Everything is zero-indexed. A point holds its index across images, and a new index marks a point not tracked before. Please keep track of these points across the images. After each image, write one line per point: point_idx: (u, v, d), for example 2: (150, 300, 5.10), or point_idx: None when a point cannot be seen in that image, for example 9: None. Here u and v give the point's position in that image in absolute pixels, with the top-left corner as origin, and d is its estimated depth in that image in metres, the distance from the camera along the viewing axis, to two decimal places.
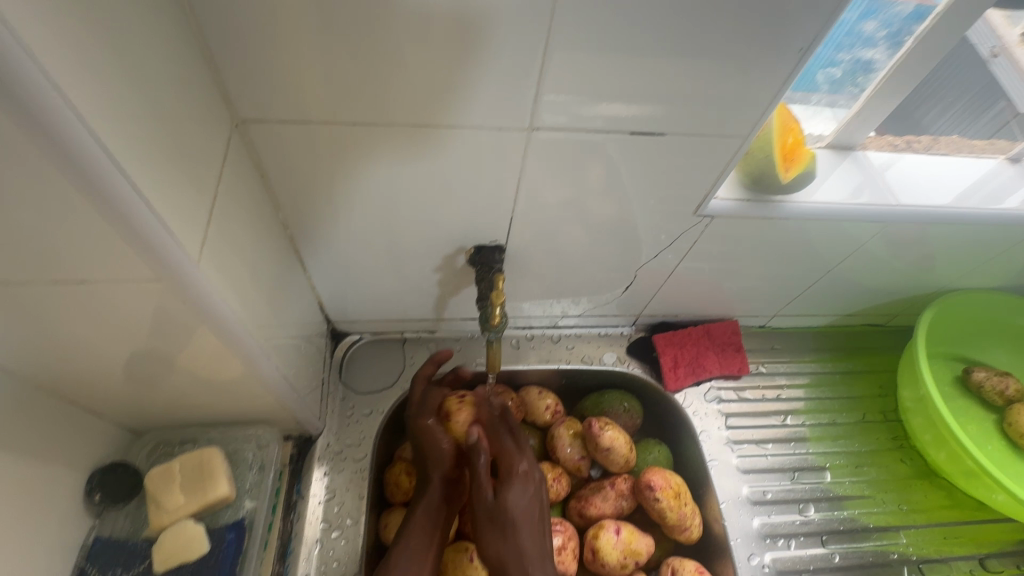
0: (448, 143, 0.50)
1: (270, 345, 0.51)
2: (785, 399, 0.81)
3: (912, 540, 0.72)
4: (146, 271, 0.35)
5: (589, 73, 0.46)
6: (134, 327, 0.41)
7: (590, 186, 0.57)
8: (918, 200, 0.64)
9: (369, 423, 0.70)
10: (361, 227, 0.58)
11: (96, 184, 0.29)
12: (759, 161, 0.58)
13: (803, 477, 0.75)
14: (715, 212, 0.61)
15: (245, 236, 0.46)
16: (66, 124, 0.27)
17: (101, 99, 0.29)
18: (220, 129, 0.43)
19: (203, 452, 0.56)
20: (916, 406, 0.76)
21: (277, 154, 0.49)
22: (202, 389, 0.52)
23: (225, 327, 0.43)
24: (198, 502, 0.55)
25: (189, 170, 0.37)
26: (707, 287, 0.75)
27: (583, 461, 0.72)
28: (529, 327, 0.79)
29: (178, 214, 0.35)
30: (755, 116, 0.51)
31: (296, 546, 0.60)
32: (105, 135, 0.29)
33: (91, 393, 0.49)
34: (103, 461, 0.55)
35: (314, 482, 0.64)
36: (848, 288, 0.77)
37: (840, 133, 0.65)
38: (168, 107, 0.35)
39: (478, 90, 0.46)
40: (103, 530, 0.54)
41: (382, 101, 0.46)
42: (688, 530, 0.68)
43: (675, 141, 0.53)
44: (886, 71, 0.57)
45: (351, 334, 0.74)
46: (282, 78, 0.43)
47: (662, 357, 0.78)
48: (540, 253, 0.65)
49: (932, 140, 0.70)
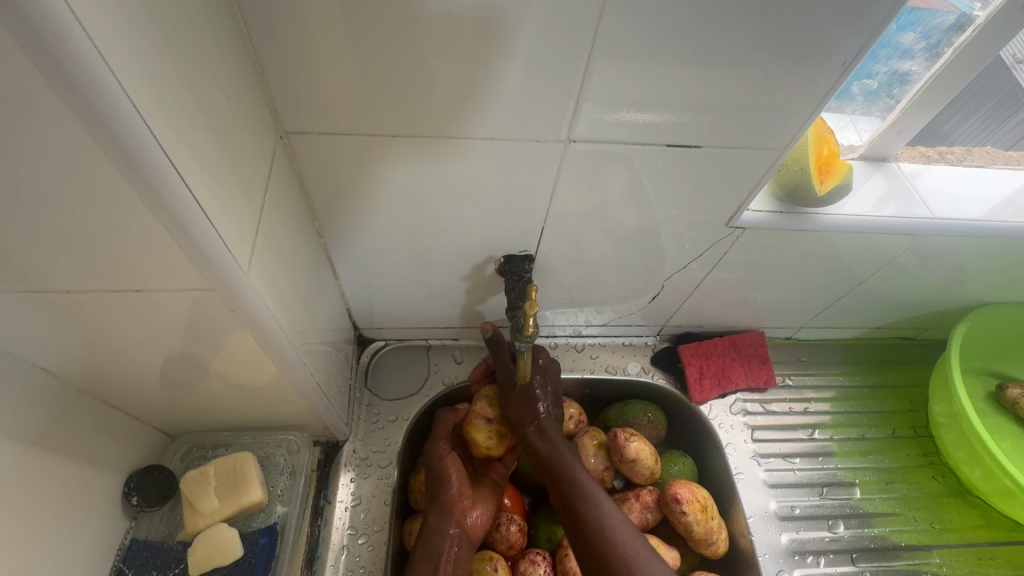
0: (484, 153, 0.51)
1: (304, 352, 0.52)
2: (812, 412, 0.79)
3: (945, 560, 0.71)
4: (198, 279, 0.36)
5: (628, 85, 0.46)
6: (180, 333, 0.42)
7: (621, 196, 0.57)
8: (953, 212, 0.63)
9: (394, 430, 0.70)
10: (393, 235, 0.59)
11: (161, 195, 0.30)
12: (793, 173, 0.57)
13: (832, 493, 0.73)
14: (747, 224, 0.61)
15: (285, 245, 0.47)
16: (139, 137, 0.28)
17: (169, 113, 0.30)
18: (265, 140, 0.44)
19: (236, 457, 0.57)
20: (949, 422, 0.74)
21: (316, 165, 0.50)
22: (239, 394, 0.53)
23: (265, 335, 0.44)
24: (232, 506, 0.56)
25: (239, 181, 0.38)
26: (734, 298, 0.74)
27: (607, 471, 0.71)
28: (552, 336, 0.79)
29: (231, 224, 0.36)
30: (793, 129, 0.51)
31: (323, 551, 0.61)
32: (172, 147, 0.30)
33: (133, 396, 0.50)
34: (140, 463, 0.56)
35: (341, 487, 0.65)
36: (878, 301, 0.76)
37: (873, 145, 0.64)
38: (223, 119, 0.36)
39: (517, 102, 0.47)
40: (139, 532, 0.55)
41: (424, 112, 0.46)
42: (714, 545, 0.67)
43: (709, 152, 0.53)
44: (924, 83, 0.56)
45: (377, 341, 0.75)
46: (326, 91, 0.44)
47: (687, 368, 0.77)
48: (568, 262, 0.65)
49: (965, 151, 0.69)
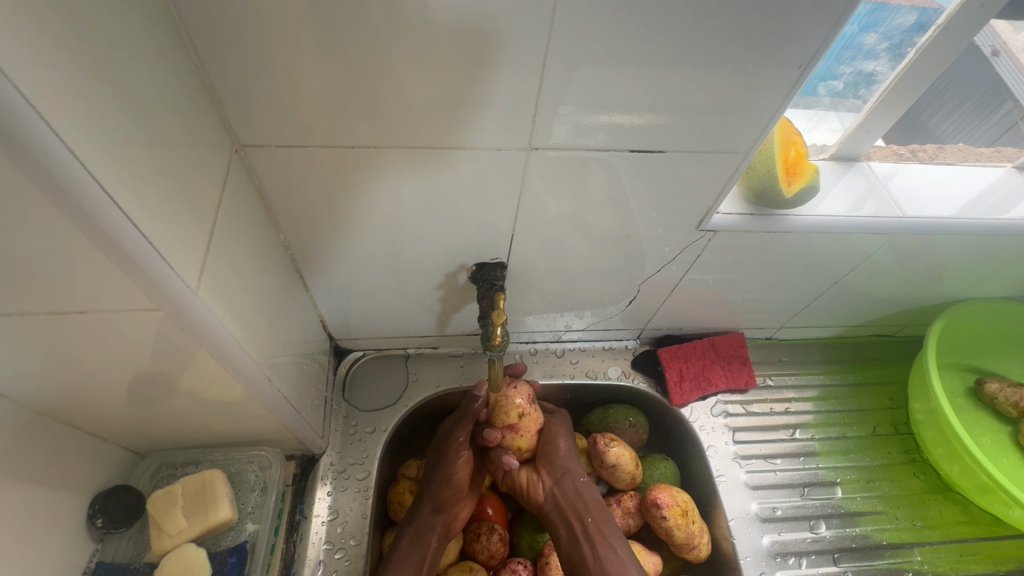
0: (447, 161, 0.50)
1: (271, 367, 0.51)
2: (793, 412, 0.79)
3: (927, 557, 0.71)
4: (144, 300, 0.35)
5: (587, 89, 0.46)
6: (135, 352, 0.41)
7: (592, 201, 0.57)
8: (923, 210, 0.64)
9: (372, 442, 0.69)
10: (362, 246, 0.58)
11: (93, 217, 0.29)
12: (761, 175, 0.57)
13: (812, 493, 0.73)
14: (717, 227, 0.61)
15: (245, 259, 0.46)
16: (61, 160, 0.27)
17: (97, 134, 0.29)
18: (219, 153, 0.43)
19: (204, 475, 0.56)
20: (927, 419, 0.75)
21: (278, 177, 0.49)
22: (205, 411, 0.52)
23: (224, 352, 0.43)
24: (200, 525, 0.55)
25: (185, 198, 0.37)
26: (712, 300, 0.74)
27: (589, 477, 0.71)
28: (532, 342, 0.79)
29: (175, 242, 0.36)
30: (756, 132, 0.51)
31: (299, 567, 0.60)
32: (101, 171, 0.29)
33: (93, 417, 0.49)
34: (107, 484, 0.55)
35: (318, 502, 0.64)
36: (855, 299, 0.76)
37: (844, 144, 0.64)
38: (164, 135, 0.35)
39: (477, 107, 0.46)
40: (105, 554, 0.54)
41: (381, 123, 0.46)
42: (696, 549, 0.66)
43: (675, 157, 0.53)
44: (890, 82, 0.56)
45: (354, 351, 0.74)
46: (280, 102, 0.43)
47: (668, 372, 0.77)
48: (542, 268, 0.65)
49: (937, 149, 0.69)
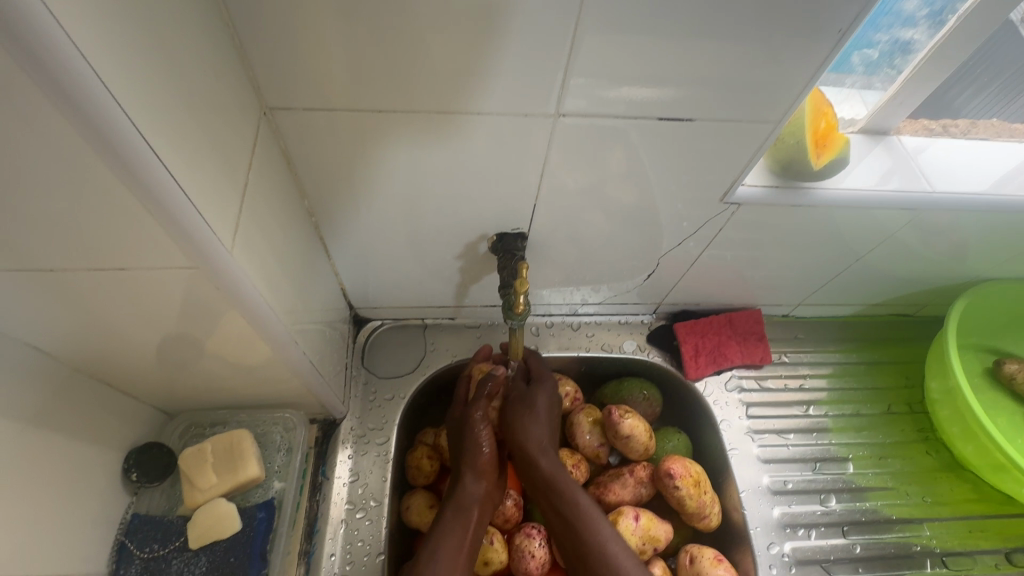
0: (472, 129, 0.50)
1: (297, 331, 0.52)
2: (808, 389, 0.80)
3: (935, 532, 0.71)
4: (182, 257, 0.36)
5: (617, 56, 0.45)
6: (168, 312, 0.42)
7: (611, 172, 0.56)
8: (953, 186, 0.62)
9: (391, 408, 0.71)
10: (383, 215, 0.58)
11: (137, 171, 0.30)
12: (790, 147, 0.56)
13: (825, 468, 0.74)
14: (742, 199, 0.59)
15: (273, 223, 0.47)
16: (109, 113, 0.27)
17: (139, 89, 0.29)
18: (248, 115, 0.43)
19: (233, 434, 0.58)
20: (943, 398, 0.74)
21: (304, 142, 0.49)
22: (232, 373, 0.53)
23: (254, 313, 0.44)
24: (230, 482, 0.57)
25: (219, 157, 0.38)
26: (731, 276, 0.74)
27: (602, 447, 0.72)
28: (548, 315, 0.79)
29: (211, 200, 0.36)
30: (789, 100, 0.50)
31: (322, 525, 0.62)
32: (143, 123, 0.30)
33: (126, 375, 0.50)
34: (140, 441, 0.57)
35: (339, 464, 0.66)
36: (875, 277, 0.76)
37: (874, 117, 0.62)
38: (199, 94, 0.35)
39: (505, 75, 0.45)
40: (140, 506, 0.57)
41: (407, 87, 0.45)
42: (707, 518, 0.68)
43: (704, 126, 0.52)
44: (926, 53, 0.54)
45: (373, 320, 0.75)
46: (307, 64, 0.43)
47: (683, 346, 0.77)
48: (561, 241, 0.65)
49: (970, 125, 0.67)
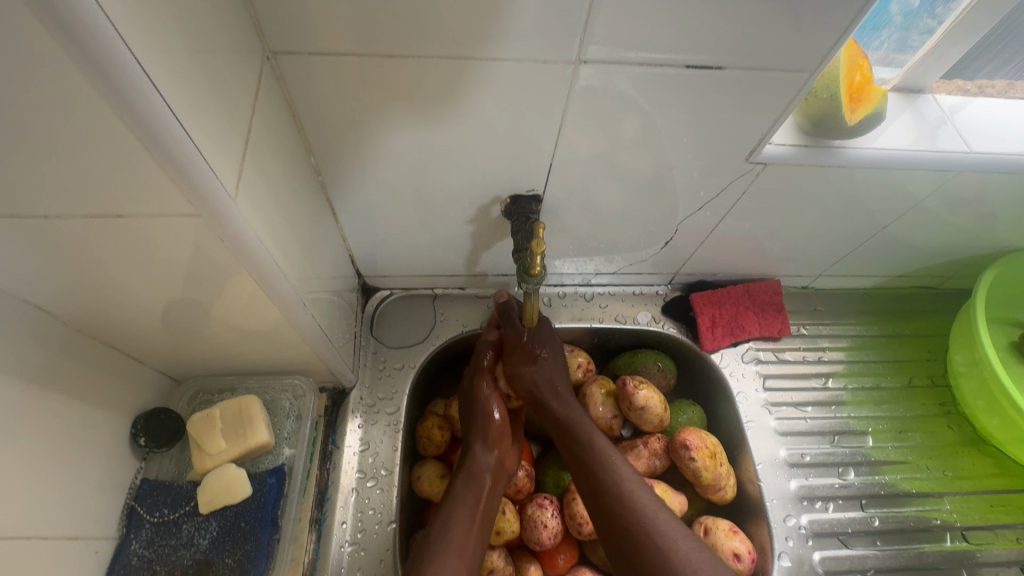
0: (486, 80, 0.47)
1: (305, 295, 0.51)
2: (826, 361, 0.78)
3: (956, 506, 0.70)
4: (183, 204, 0.34)
5: (642, 1, 0.41)
6: (171, 270, 0.40)
7: (623, 139, 0.54)
8: (991, 147, 0.59)
9: (401, 377, 0.69)
10: (392, 176, 0.56)
11: (133, 105, 0.28)
12: (823, 101, 0.53)
13: (843, 441, 0.73)
14: (768, 158, 0.56)
15: (278, 179, 0.45)
16: (100, 34, 0.25)
17: (134, 10, 0.27)
18: (251, 59, 0.41)
19: (242, 399, 0.57)
20: (969, 370, 0.72)
21: (310, 93, 0.47)
22: (239, 338, 0.52)
23: (261, 272, 0.42)
24: (239, 448, 0.56)
25: (221, 99, 0.35)
26: (751, 246, 0.71)
27: (615, 419, 0.70)
28: (561, 285, 0.78)
29: (212, 144, 0.34)
30: (824, 50, 0.46)
31: (332, 493, 0.61)
32: (140, 49, 0.27)
33: (131, 337, 0.49)
34: (146, 406, 0.56)
35: (349, 433, 0.65)
36: (900, 247, 0.73)
37: (909, 75, 0.60)
38: (199, 29, 0.33)
39: (522, 20, 0.42)
40: (149, 472, 0.56)
41: (419, 31, 0.43)
42: (722, 490, 0.67)
43: (732, 76, 0.48)
44: (973, 0, 0.52)
45: (382, 289, 0.74)
46: (312, 5, 0.40)
47: (700, 317, 0.75)
48: (575, 208, 0.62)
49: (1007, 85, 0.64)
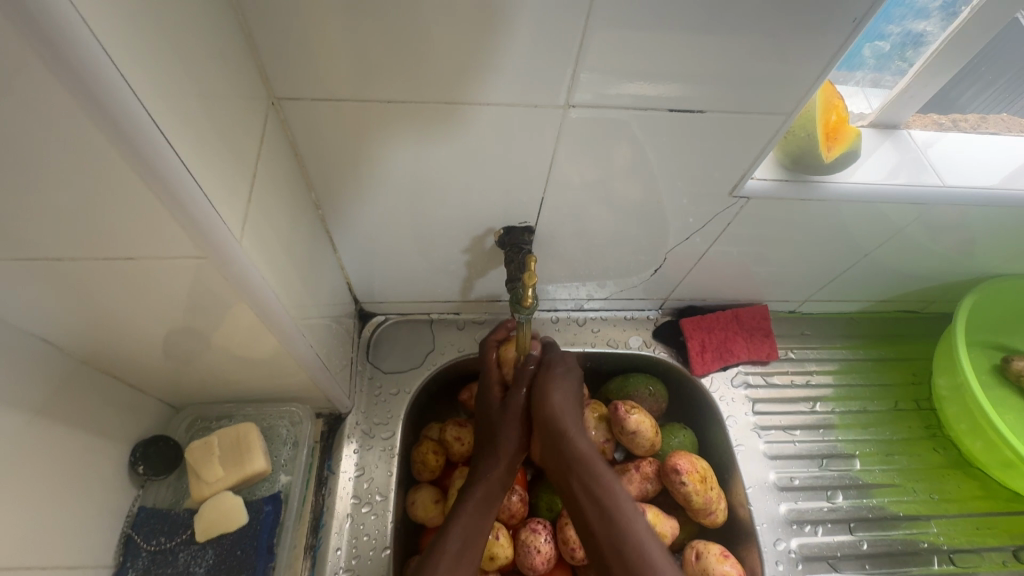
0: (480, 120, 0.49)
1: (304, 325, 0.52)
2: (814, 385, 0.79)
3: (943, 529, 0.71)
4: (191, 247, 0.36)
5: (626, 49, 0.44)
6: (177, 304, 0.42)
7: (616, 168, 0.56)
8: (963, 180, 0.62)
9: (396, 403, 0.70)
10: (389, 208, 0.58)
11: (148, 161, 0.30)
12: (801, 140, 0.56)
13: (831, 464, 0.74)
14: (750, 193, 0.59)
15: (280, 215, 0.47)
16: (118, 93, 0.27)
17: (150, 76, 0.29)
18: (256, 106, 0.43)
19: (240, 427, 0.58)
20: (951, 394, 0.74)
21: (312, 135, 0.49)
22: (240, 367, 0.53)
23: (262, 305, 0.44)
24: (236, 475, 0.57)
25: (228, 147, 0.37)
26: (738, 272, 0.73)
27: (608, 443, 0.71)
28: (554, 310, 0.79)
29: (220, 190, 0.36)
30: (800, 93, 0.49)
31: (328, 519, 0.62)
32: (155, 111, 0.30)
33: (133, 368, 0.50)
34: (145, 434, 0.57)
35: (344, 458, 0.66)
36: (883, 273, 0.75)
37: (885, 112, 0.62)
38: (209, 84, 0.35)
39: (514, 70, 0.45)
40: (146, 499, 0.56)
41: (415, 77, 0.45)
42: (713, 514, 0.67)
43: (714, 118, 0.51)
44: (937, 46, 0.54)
45: (378, 315, 0.75)
46: (315, 55, 0.43)
47: (690, 342, 0.77)
48: (568, 236, 0.65)
49: (978, 119, 0.67)
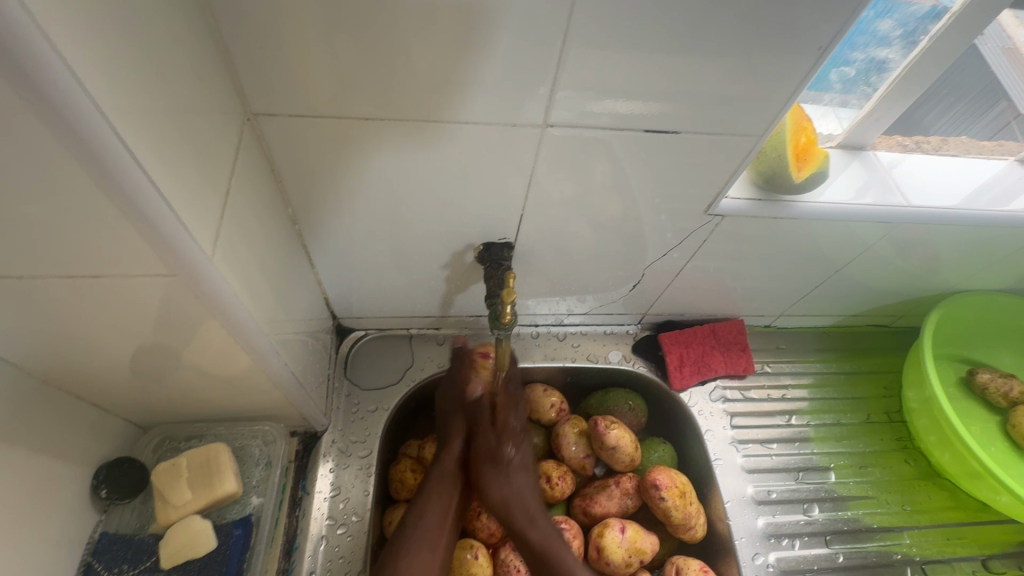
0: (459, 138, 0.50)
1: (279, 341, 0.51)
2: (790, 399, 0.81)
3: (915, 540, 0.73)
4: (160, 265, 0.35)
5: (603, 70, 0.45)
6: (145, 322, 0.41)
7: (595, 184, 0.57)
8: (927, 200, 0.64)
9: (374, 420, 0.69)
10: (368, 223, 0.58)
11: (116, 178, 0.29)
12: (772, 160, 0.57)
13: (807, 477, 0.75)
14: (725, 211, 0.60)
15: (255, 229, 0.46)
16: (85, 112, 0.26)
17: (121, 93, 0.29)
18: (232, 121, 0.42)
19: (210, 448, 0.56)
20: (921, 407, 0.76)
21: (289, 150, 0.49)
22: (211, 385, 0.51)
23: (235, 322, 0.43)
24: (205, 497, 0.55)
25: (201, 164, 0.37)
26: (714, 287, 0.74)
27: (588, 459, 0.71)
28: (534, 325, 0.79)
29: (193, 208, 0.35)
30: (771, 116, 0.51)
31: (302, 541, 0.60)
32: (125, 128, 0.29)
33: (98, 388, 0.48)
34: (110, 456, 0.55)
35: (320, 478, 0.64)
36: (854, 288, 0.77)
37: (852, 133, 0.64)
38: (181, 100, 0.35)
39: (493, 89, 0.46)
40: (109, 525, 0.54)
41: (395, 95, 0.45)
42: (692, 529, 0.68)
43: (689, 139, 0.52)
44: (900, 71, 0.57)
45: (357, 330, 0.74)
46: (294, 72, 0.43)
47: (668, 356, 0.78)
48: (548, 251, 0.65)
49: (940, 141, 0.69)
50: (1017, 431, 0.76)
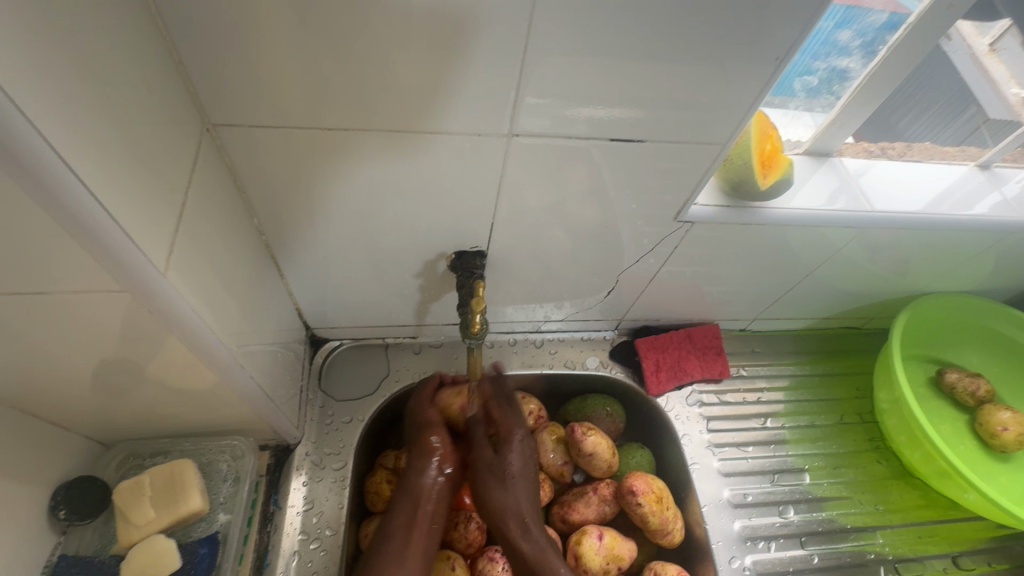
0: (426, 147, 0.49)
1: (244, 355, 0.50)
2: (765, 401, 0.81)
3: (888, 540, 0.74)
4: (111, 281, 0.34)
5: (567, 79, 0.46)
6: (100, 339, 0.40)
7: (565, 192, 0.57)
8: (892, 206, 0.65)
9: (349, 432, 0.68)
10: (337, 233, 0.57)
11: (57, 194, 0.29)
12: (738, 168, 0.58)
13: (783, 479, 0.76)
14: (695, 218, 0.61)
15: (216, 242, 0.45)
16: (12, 124, 0.25)
17: (61, 107, 0.28)
18: (190, 133, 0.42)
19: (175, 464, 0.55)
20: (891, 407, 0.77)
21: (252, 161, 0.48)
22: (175, 400, 0.50)
23: (196, 337, 0.42)
24: (169, 515, 0.54)
25: (153, 178, 0.36)
26: (689, 292, 0.75)
27: (566, 465, 0.71)
28: (511, 332, 0.79)
29: (143, 223, 0.35)
30: (734, 124, 0.52)
31: (273, 558, 0.59)
32: (65, 144, 0.28)
33: (55, 406, 0.47)
34: (71, 475, 0.53)
35: (292, 492, 0.63)
36: (826, 291, 0.78)
37: (817, 139, 0.66)
38: (131, 113, 0.34)
39: (458, 101, 0.46)
40: (68, 547, 0.53)
41: (358, 105, 0.45)
42: (670, 535, 0.68)
43: (655, 147, 0.53)
44: (862, 79, 0.58)
45: (331, 340, 0.73)
46: (254, 82, 0.42)
47: (645, 362, 0.78)
48: (521, 259, 0.65)
49: (906, 148, 0.71)
50: (985, 430, 0.78)
